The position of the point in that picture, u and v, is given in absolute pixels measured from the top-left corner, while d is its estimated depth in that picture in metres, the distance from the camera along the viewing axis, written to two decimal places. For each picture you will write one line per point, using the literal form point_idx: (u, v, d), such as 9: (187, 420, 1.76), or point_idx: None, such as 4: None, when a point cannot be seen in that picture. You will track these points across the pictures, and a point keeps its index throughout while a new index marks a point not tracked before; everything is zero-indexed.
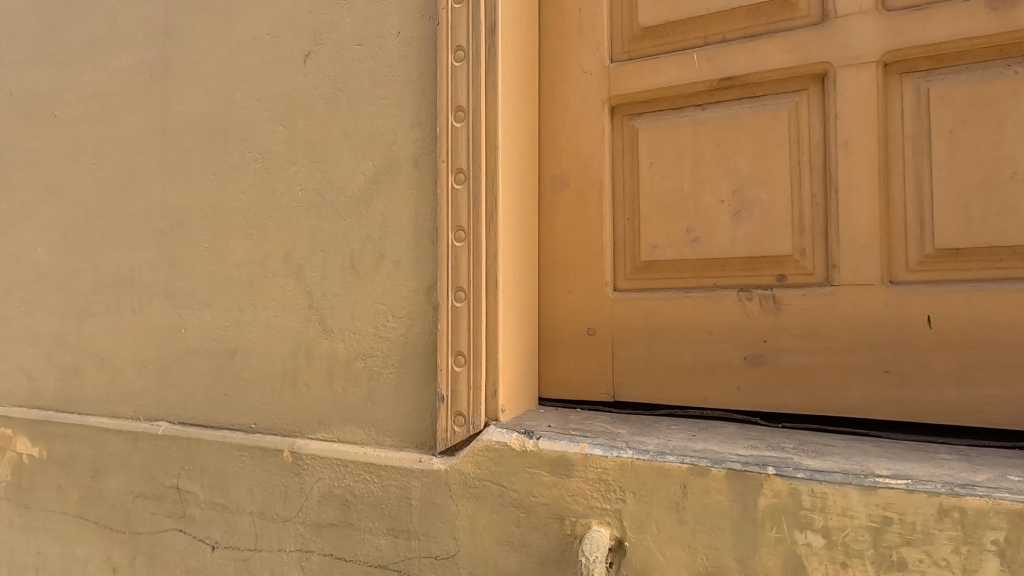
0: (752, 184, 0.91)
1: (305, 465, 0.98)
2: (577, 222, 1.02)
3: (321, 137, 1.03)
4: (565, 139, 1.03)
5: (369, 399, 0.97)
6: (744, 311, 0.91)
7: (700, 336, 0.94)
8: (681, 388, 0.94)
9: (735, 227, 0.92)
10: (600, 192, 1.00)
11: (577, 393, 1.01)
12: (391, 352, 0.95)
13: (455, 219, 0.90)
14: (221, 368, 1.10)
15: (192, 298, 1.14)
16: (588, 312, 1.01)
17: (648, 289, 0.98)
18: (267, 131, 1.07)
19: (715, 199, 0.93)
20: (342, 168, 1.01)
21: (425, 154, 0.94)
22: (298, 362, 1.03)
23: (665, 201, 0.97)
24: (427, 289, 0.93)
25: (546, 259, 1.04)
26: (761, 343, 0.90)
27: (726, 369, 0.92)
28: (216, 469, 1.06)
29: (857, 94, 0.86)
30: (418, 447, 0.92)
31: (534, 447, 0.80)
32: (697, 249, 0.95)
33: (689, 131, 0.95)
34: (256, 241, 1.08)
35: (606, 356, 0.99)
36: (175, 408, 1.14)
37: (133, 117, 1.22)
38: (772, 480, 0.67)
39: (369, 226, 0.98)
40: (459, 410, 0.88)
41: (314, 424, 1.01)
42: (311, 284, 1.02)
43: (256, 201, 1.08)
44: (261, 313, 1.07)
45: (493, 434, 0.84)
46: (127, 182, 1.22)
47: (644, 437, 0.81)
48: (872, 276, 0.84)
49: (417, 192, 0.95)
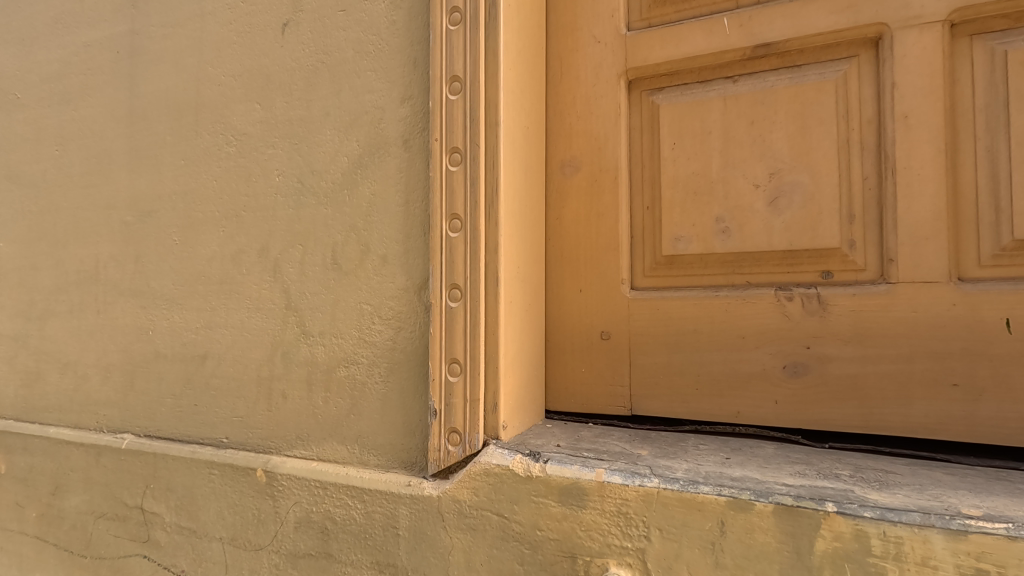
0: (792, 167, 0.79)
1: (280, 487, 0.86)
2: (589, 212, 0.90)
3: (300, 116, 0.91)
4: (575, 118, 0.91)
5: (352, 412, 0.85)
6: (783, 313, 0.79)
7: (731, 341, 0.82)
8: (708, 401, 0.82)
9: (772, 216, 0.80)
10: (615, 178, 0.88)
11: (589, 405, 0.89)
12: (378, 359, 0.84)
13: (449, 207, 0.78)
14: (190, 375, 0.99)
15: (160, 297, 1.02)
16: (602, 315, 0.89)
17: (670, 288, 0.86)
18: (241, 110, 0.96)
19: (748, 183, 0.81)
20: (323, 150, 0.89)
21: (416, 132, 0.83)
22: (275, 369, 0.91)
23: (690, 188, 0.85)
24: (419, 287, 0.81)
25: (553, 254, 0.92)
26: (803, 350, 0.78)
27: (762, 380, 0.80)
28: (183, 489, 0.95)
29: (919, 60, 0.73)
30: (408, 468, 0.80)
31: (541, 472, 0.68)
32: (727, 242, 0.83)
33: (719, 107, 0.84)
34: (229, 233, 0.97)
35: (622, 364, 0.87)
36: (142, 419, 1.03)
37: (99, 97, 1.10)
38: (832, 519, 0.55)
39: (354, 215, 0.86)
40: (454, 427, 0.76)
41: (291, 439, 0.89)
42: (289, 281, 0.91)
43: (230, 189, 0.97)
44: (235, 313, 0.95)
45: (493, 455, 0.73)
46: (92, 168, 1.10)
47: (670, 461, 0.69)
48: (937, 273, 0.72)
49: (407, 175, 0.83)
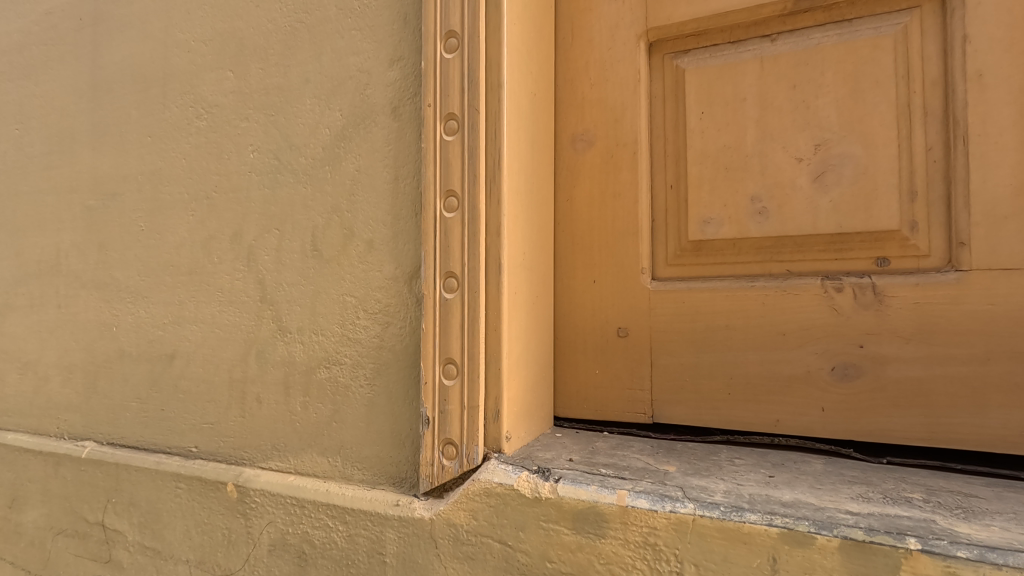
0: (842, 137, 0.68)
1: (252, 504, 0.76)
2: (603, 192, 0.79)
3: (277, 83, 0.80)
4: (588, 87, 0.80)
5: (334, 420, 0.74)
6: (831, 306, 0.68)
7: (769, 340, 0.71)
8: (742, 408, 0.72)
9: (818, 195, 0.69)
10: (634, 153, 0.78)
11: (603, 412, 0.78)
12: (363, 359, 0.73)
13: (444, 182, 0.67)
14: (157, 376, 0.88)
15: (124, 289, 0.92)
16: (618, 309, 0.78)
17: (697, 278, 0.75)
18: (212, 79, 0.86)
19: (790, 157, 0.70)
20: (303, 122, 0.79)
21: (406, 99, 0.72)
22: (248, 370, 0.81)
23: (721, 163, 0.74)
24: (409, 276, 0.71)
25: (563, 241, 0.81)
26: (854, 349, 0.67)
27: (806, 383, 0.69)
28: (148, 504, 0.84)
29: (997, 7, 0.62)
30: (397, 484, 0.70)
31: (552, 493, 0.58)
32: (764, 225, 0.72)
33: (755, 70, 0.73)
34: (199, 218, 0.86)
35: (642, 365, 0.77)
36: (104, 425, 0.92)
37: (62, 70, 1.00)
38: (915, 559, 0.44)
39: (336, 195, 0.76)
40: (449, 438, 0.65)
41: (266, 450, 0.79)
42: (264, 270, 0.80)
43: (200, 167, 0.86)
44: (205, 307, 0.85)
45: (495, 471, 0.62)
46: (53, 149, 1.00)
47: (704, 480, 0.58)
48: (1019, 258, 0.61)
49: (396, 148, 0.72)
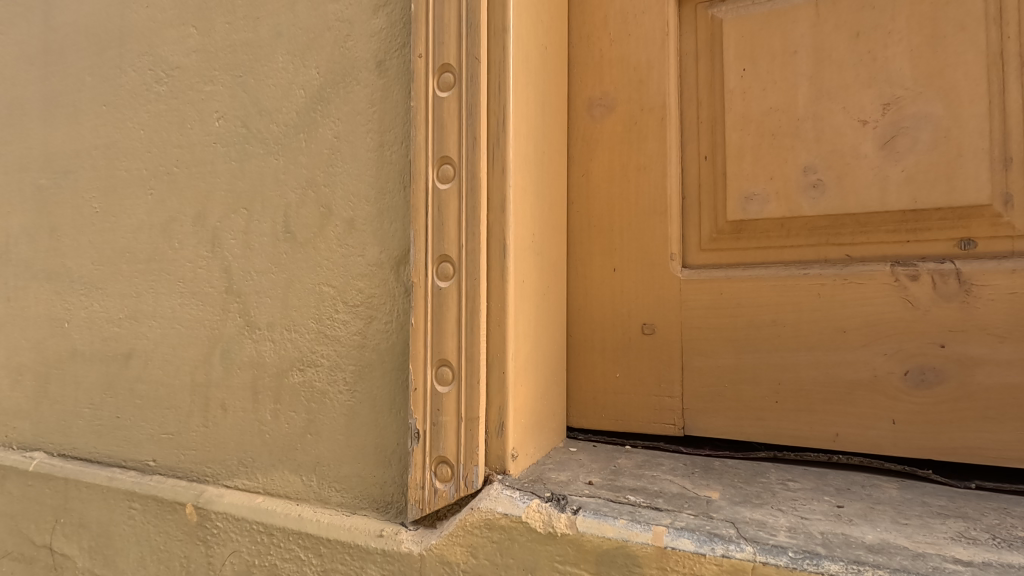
0: (917, 94, 0.56)
1: (213, 530, 0.65)
2: (625, 166, 0.67)
3: (245, 39, 0.69)
4: (606, 43, 0.69)
5: (309, 432, 0.63)
6: (904, 298, 0.56)
7: (827, 338, 0.59)
8: (793, 419, 0.60)
9: (887, 164, 0.57)
10: (662, 119, 0.66)
11: (625, 422, 0.67)
12: (342, 361, 0.62)
13: (437, 148, 0.56)
14: (112, 379, 0.77)
15: (77, 280, 0.81)
16: (643, 303, 0.66)
17: (737, 265, 0.64)
18: (174, 37, 0.74)
19: (853, 119, 0.59)
20: (274, 84, 0.67)
21: (392, 51, 0.61)
22: (212, 372, 0.70)
23: (767, 128, 0.62)
24: (397, 262, 0.59)
25: (577, 223, 0.69)
26: (933, 350, 0.55)
27: (872, 390, 0.57)
28: (99, 526, 0.73)
29: None
30: (381, 510, 0.58)
31: (569, 528, 0.47)
32: (820, 202, 0.60)
33: (808, 17, 0.61)
34: (158, 197, 0.75)
35: (671, 368, 0.65)
36: (55, 434, 0.81)
37: (11, 33, 0.89)
38: None
39: (311, 166, 0.64)
40: (443, 456, 0.54)
41: (232, 465, 0.68)
42: (230, 255, 0.69)
43: (159, 139, 0.75)
44: (165, 300, 0.74)
45: (498, 499, 0.51)
46: (3, 122, 0.89)
47: (758, 513, 0.47)
48: None
49: (381, 109, 0.61)
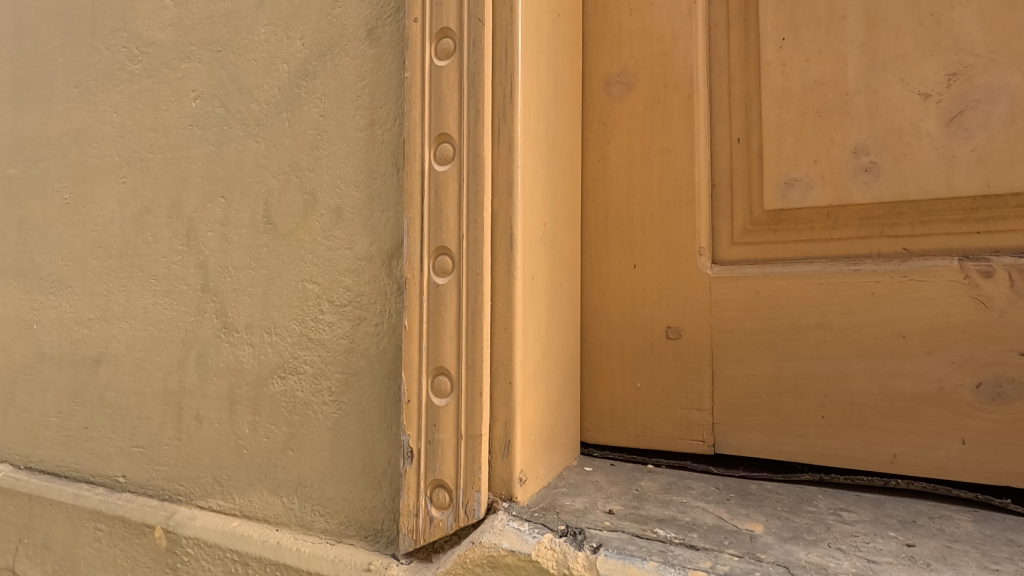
0: (990, 62, 0.49)
1: (184, 557, 0.58)
2: (646, 150, 0.60)
3: (225, 9, 0.63)
4: (626, 13, 0.61)
5: (289, 447, 0.56)
6: (975, 298, 0.49)
7: (883, 344, 0.51)
8: (842, 437, 0.52)
9: (953, 143, 0.50)
10: (689, 97, 0.58)
11: (647, 438, 0.59)
12: (327, 367, 0.55)
13: (435, 124, 0.49)
14: (82, 384, 0.70)
15: (45, 277, 0.74)
16: (667, 303, 0.59)
17: (777, 261, 0.56)
18: (150, 10, 0.68)
19: (913, 92, 0.51)
20: (255, 58, 0.60)
21: (385, 18, 0.54)
22: (186, 379, 0.63)
23: (810, 105, 0.55)
24: (389, 255, 0.52)
25: (592, 214, 0.62)
26: (1011, 358, 0.48)
27: (938, 405, 0.50)
28: (62, 548, 0.66)
29: None
30: (368, 539, 0.51)
31: (588, 570, 0.39)
32: (874, 188, 0.52)
33: None
34: (131, 185, 0.68)
35: (699, 377, 0.57)
36: (22, 446, 0.74)
37: None
38: None
39: (294, 149, 0.57)
40: (439, 480, 0.47)
41: (206, 483, 0.61)
42: (207, 249, 0.62)
43: (134, 122, 0.68)
44: (138, 299, 0.67)
45: (503, 532, 0.43)
46: None
47: (815, 554, 0.39)
48: None
49: (372, 82, 0.54)
